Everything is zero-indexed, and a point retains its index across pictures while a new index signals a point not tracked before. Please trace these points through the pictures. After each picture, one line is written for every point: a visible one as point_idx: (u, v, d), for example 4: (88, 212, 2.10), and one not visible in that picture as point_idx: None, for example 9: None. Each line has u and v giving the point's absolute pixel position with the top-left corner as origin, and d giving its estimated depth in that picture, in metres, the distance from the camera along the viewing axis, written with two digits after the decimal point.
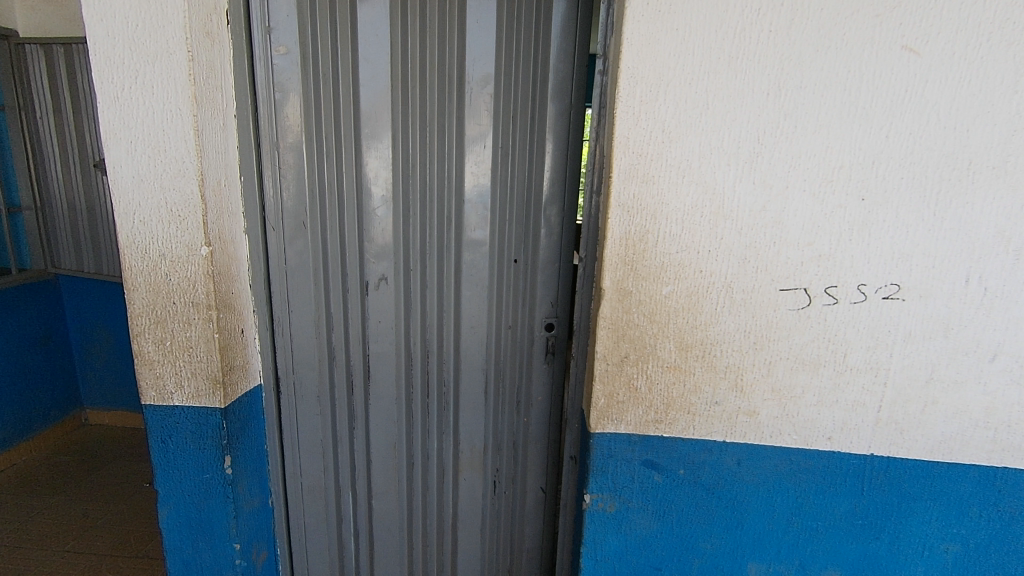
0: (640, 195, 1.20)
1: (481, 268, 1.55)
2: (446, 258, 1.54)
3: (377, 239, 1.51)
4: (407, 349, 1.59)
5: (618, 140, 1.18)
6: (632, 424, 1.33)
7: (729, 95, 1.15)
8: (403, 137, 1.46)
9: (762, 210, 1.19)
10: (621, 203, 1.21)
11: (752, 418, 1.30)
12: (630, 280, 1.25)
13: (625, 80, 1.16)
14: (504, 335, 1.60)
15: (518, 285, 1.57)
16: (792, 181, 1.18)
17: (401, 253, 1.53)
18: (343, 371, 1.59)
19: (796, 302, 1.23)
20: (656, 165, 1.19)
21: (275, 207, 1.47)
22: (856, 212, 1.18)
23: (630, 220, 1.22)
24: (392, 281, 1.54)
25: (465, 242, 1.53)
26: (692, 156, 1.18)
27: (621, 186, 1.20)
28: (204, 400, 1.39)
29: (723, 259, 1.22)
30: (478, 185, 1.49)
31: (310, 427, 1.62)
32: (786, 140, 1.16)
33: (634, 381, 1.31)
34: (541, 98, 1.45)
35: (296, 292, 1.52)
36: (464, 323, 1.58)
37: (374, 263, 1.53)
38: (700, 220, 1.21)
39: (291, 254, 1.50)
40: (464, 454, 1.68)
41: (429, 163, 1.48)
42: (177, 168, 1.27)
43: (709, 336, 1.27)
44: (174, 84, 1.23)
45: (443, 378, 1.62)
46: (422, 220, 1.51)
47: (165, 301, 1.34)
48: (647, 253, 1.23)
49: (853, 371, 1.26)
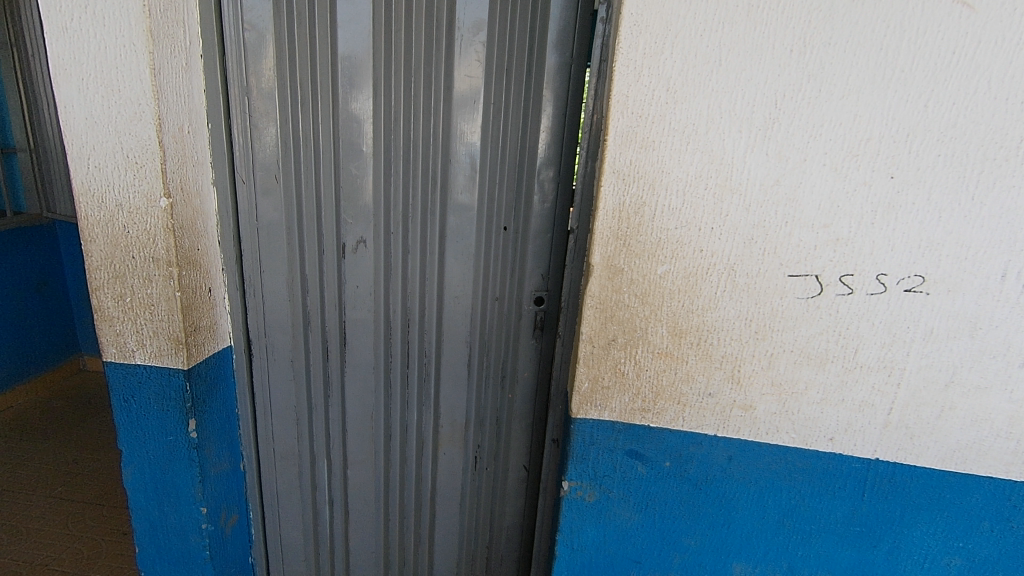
0: (638, 161, 1.07)
1: (467, 234, 1.44)
2: (430, 221, 1.43)
3: (356, 198, 1.40)
4: (387, 318, 1.51)
5: (616, 98, 1.05)
6: (616, 412, 1.24)
7: (747, 50, 1.00)
8: (385, 87, 1.33)
9: (774, 184, 1.06)
10: (615, 169, 1.08)
11: (747, 412, 1.20)
12: (621, 256, 1.13)
13: (627, 27, 1.01)
14: (490, 307, 1.51)
15: (507, 255, 1.47)
16: (812, 152, 1.03)
17: (382, 215, 1.42)
18: (318, 336, 1.50)
19: (806, 290, 1.10)
20: (657, 128, 1.05)
21: (246, 159, 1.37)
22: (883, 191, 1.04)
23: (625, 190, 1.09)
24: (371, 244, 1.44)
25: (451, 206, 1.42)
26: (699, 120, 1.04)
27: (616, 151, 1.07)
28: (166, 360, 1.32)
29: (726, 238, 1.10)
30: (467, 143, 1.37)
31: (282, 393, 1.55)
32: (807, 105, 1.01)
33: (621, 365, 1.20)
34: (539, 48, 1.30)
35: (268, 252, 1.43)
36: (447, 292, 1.49)
37: (351, 224, 1.42)
38: (704, 193, 1.08)
39: (263, 211, 1.40)
40: (444, 428, 1.62)
41: (415, 119, 1.35)
42: (133, 110, 1.16)
43: (705, 322, 1.15)
44: (126, 16, 1.11)
45: (424, 349, 1.54)
46: (405, 180, 1.40)
47: (123, 254, 1.26)
48: (642, 227, 1.11)
49: (864, 368, 1.14)
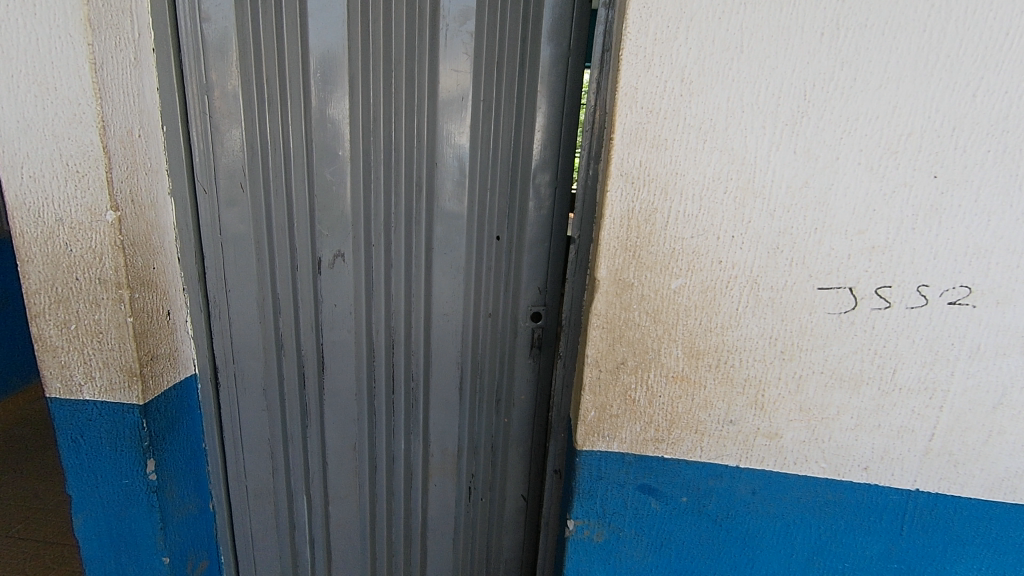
0: (648, 161, 0.95)
1: (456, 246, 1.32)
2: (414, 232, 1.30)
3: (331, 208, 1.26)
4: (369, 339, 1.37)
5: (623, 90, 0.92)
6: (627, 443, 1.11)
7: (772, 34, 0.88)
8: (362, 83, 1.19)
9: (802, 187, 0.94)
10: (623, 171, 0.96)
11: (772, 441, 1.07)
12: (631, 269, 1.01)
13: (636, 10, 0.89)
14: (483, 324, 1.39)
15: (500, 267, 1.36)
16: (845, 150, 0.91)
17: (361, 226, 1.28)
18: (293, 361, 1.36)
19: (838, 304, 0.98)
20: (670, 125, 0.93)
21: (206, 166, 1.22)
22: (925, 193, 0.92)
23: (635, 194, 0.97)
24: (350, 258, 1.30)
25: (438, 215, 1.30)
26: (718, 115, 0.92)
27: (624, 151, 0.95)
28: (118, 394, 1.17)
29: (748, 248, 0.98)
30: (455, 145, 1.25)
31: (254, 424, 1.40)
32: (840, 96, 0.89)
33: (631, 391, 1.08)
34: (532, 42, 1.20)
35: (234, 270, 1.28)
36: (436, 309, 1.37)
37: (327, 238, 1.28)
38: (723, 198, 0.96)
39: (227, 223, 1.25)
40: (434, 458, 1.48)
41: (397, 119, 1.22)
42: (71, 111, 1.02)
43: (726, 342, 1.03)
44: (61, 3, 0.97)
45: (411, 371, 1.42)
46: (387, 187, 1.27)
47: (66, 276, 1.11)
48: (654, 237, 0.98)
49: (903, 391, 1.02)
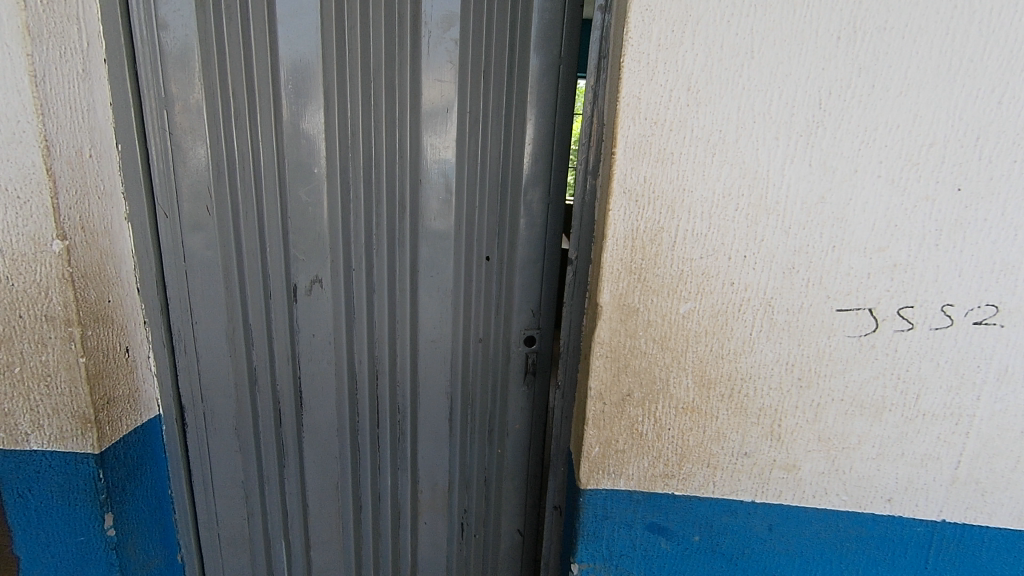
0: (653, 177, 0.87)
1: (443, 268, 1.24)
2: (398, 254, 1.22)
3: (307, 230, 1.16)
4: (351, 369, 1.27)
5: (625, 100, 0.85)
6: (634, 480, 1.03)
7: (785, 38, 0.81)
8: (338, 96, 1.10)
9: (818, 202, 0.87)
10: (626, 188, 0.88)
11: (790, 474, 1.00)
12: (636, 294, 0.93)
13: (638, 13, 0.82)
14: (473, 349, 1.31)
15: (490, 289, 1.28)
16: (864, 162, 0.85)
17: (340, 250, 1.19)
18: (269, 396, 1.26)
19: (858, 327, 0.92)
20: (676, 137, 0.86)
21: (167, 187, 1.11)
22: (948, 207, 0.86)
23: (639, 213, 0.89)
24: (329, 284, 1.20)
25: (423, 235, 1.21)
26: (728, 126, 0.85)
27: (627, 166, 0.87)
28: (69, 444, 1.04)
29: (762, 269, 0.91)
30: (440, 161, 1.17)
31: (226, 465, 1.29)
32: (858, 105, 0.83)
33: (638, 425, 1.00)
34: (521, 50, 1.13)
35: (202, 300, 1.17)
36: (422, 335, 1.28)
37: (303, 262, 1.18)
38: (734, 215, 0.88)
39: (192, 250, 1.14)
40: (424, 493, 1.39)
41: (377, 133, 1.13)
42: (7, 129, 0.89)
43: (739, 370, 0.95)
44: None
45: (397, 403, 1.32)
46: (368, 207, 1.17)
47: (5, 313, 0.97)
48: (660, 258, 0.91)
49: (927, 417, 0.95)
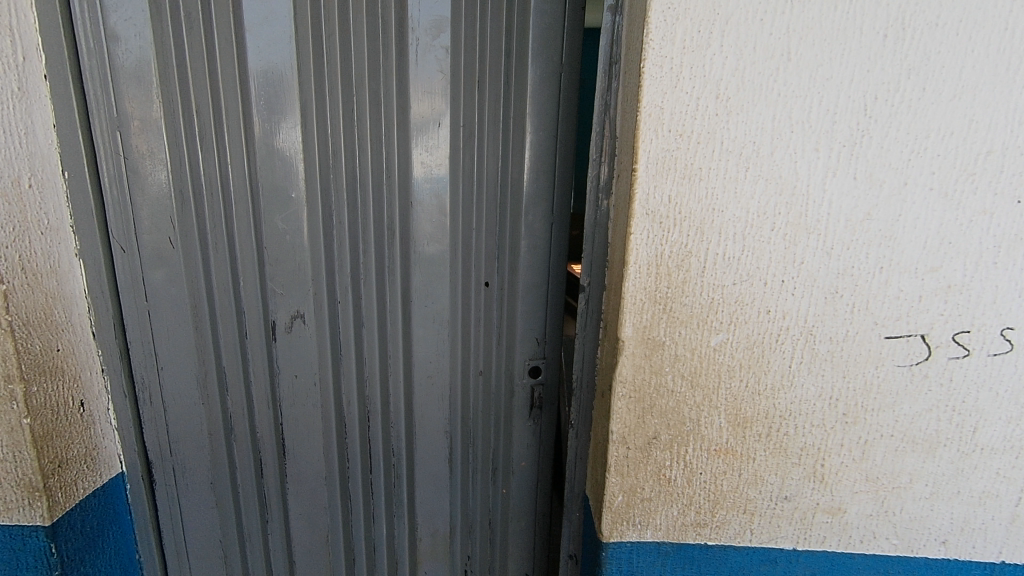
0: (680, 196, 0.77)
1: (439, 297, 1.13)
2: (388, 284, 1.10)
3: (286, 261, 1.04)
4: (339, 412, 1.15)
5: (647, 111, 0.74)
6: (662, 530, 0.92)
7: (826, 37, 0.71)
8: (317, 112, 0.99)
9: (863, 220, 0.77)
10: (649, 209, 0.78)
11: (834, 518, 0.90)
12: (661, 327, 0.83)
13: (659, 12, 0.71)
14: (473, 383, 1.20)
15: (490, 317, 1.17)
16: (914, 173, 0.76)
17: (323, 282, 1.07)
18: (248, 446, 1.13)
19: (909, 355, 0.82)
20: (705, 151, 0.76)
21: (123, 219, 0.98)
22: (1008, 221, 0.76)
23: (664, 237, 0.79)
24: (312, 319, 1.08)
25: (415, 262, 1.10)
26: (762, 137, 0.75)
27: (650, 185, 0.77)
28: (15, 516, 0.90)
29: (802, 295, 0.81)
30: (433, 180, 1.06)
31: (202, 523, 1.16)
32: (907, 110, 0.74)
33: (666, 470, 0.89)
34: (518, 57, 1.02)
35: (168, 343, 1.04)
36: (418, 371, 1.17)
37: (282, 297, 1.06)
38: (771, 236, 0.79)
39: (155, 287, 1.01)
40: (423, 542, 1.27)
41: (362, 152, 1.02)
42: None
43: (777, 407, 0.86)
44: None
45: (391, 446, 1.20)
46: (353, 234, 1.06)
47: None
48: (688, 286, 0.81)
49: (985, 451, 0.86)
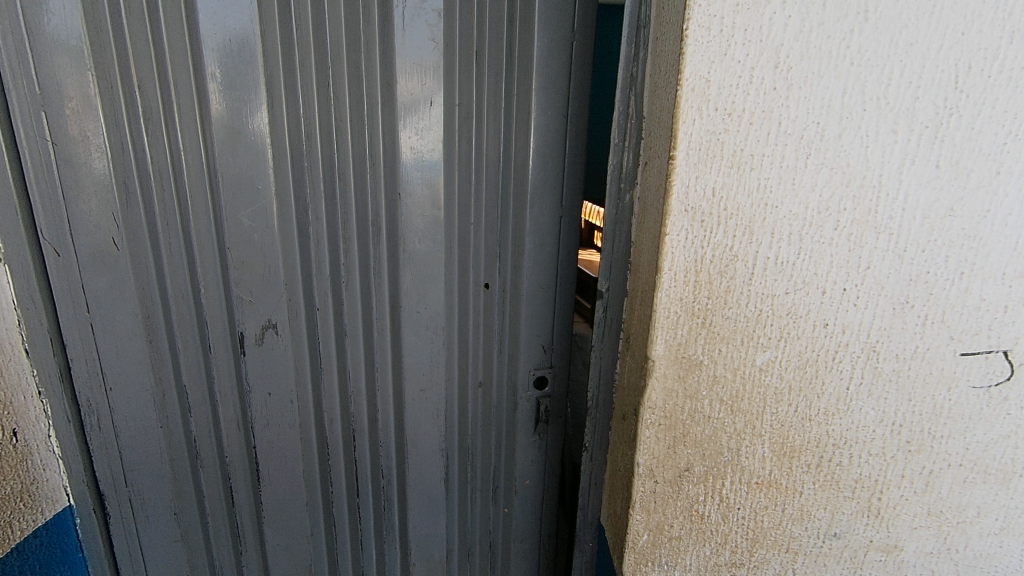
0: (725, 189, 0.64)
1: (433, 301, 1.00)
2: (375, 288, 0.96)
3: (255, 264, 0.89)
4: (321, 432, 1.02)
5: (690, 84, 0.60)
6: (692, 571, 0.81)
7: None
8: (286, 88, 0.83)
9: (945, 217, 0.65)
10: (689, 205, 0.64)
11: (889, 556, 0.79)
12: (698, 344, 0.70)
13: None
14: (471, 397, 1.07)
15: (490, 323, 1.04)
16: (1010, 160, 0.63)
17: (299, 287, 0.93)
18: (217, 472, 0.99)
19: (988, 376, 0.71)
20: (758, 134, 0.62)
21: (54, 217, 0.81)
22: None
23: (705, 238, 0.65)
24: (287, 330, 0.94)
25: (405, 262, 0.96)
26: (828, 116, 0.61)
27: (691, 176, 0.63)
28: None
29: (866, 305, 0.68)
30: (424, 168, 0.92)
31: (166, 558, 1.03)
32: (1006, 84, 0.61)
33: (699, 506, 0.77)
34: (522, 25, 0.89)
35: (118, 360, 0.89)
36: (410, 385, 1.03)
37: (250, 306, 0.91)
38: (833, 237, 0.66)
39: (98, 296, 0.86)
40: (417, 569, 1.15)
41: (340, 136, 0.87)
42: None
43: (830, 434, 0.74)
44: None
45: (380, 467, 1.07)
46: (332, 231, 0.91)
47: None
48: (731, 296, 0.68)
49: None
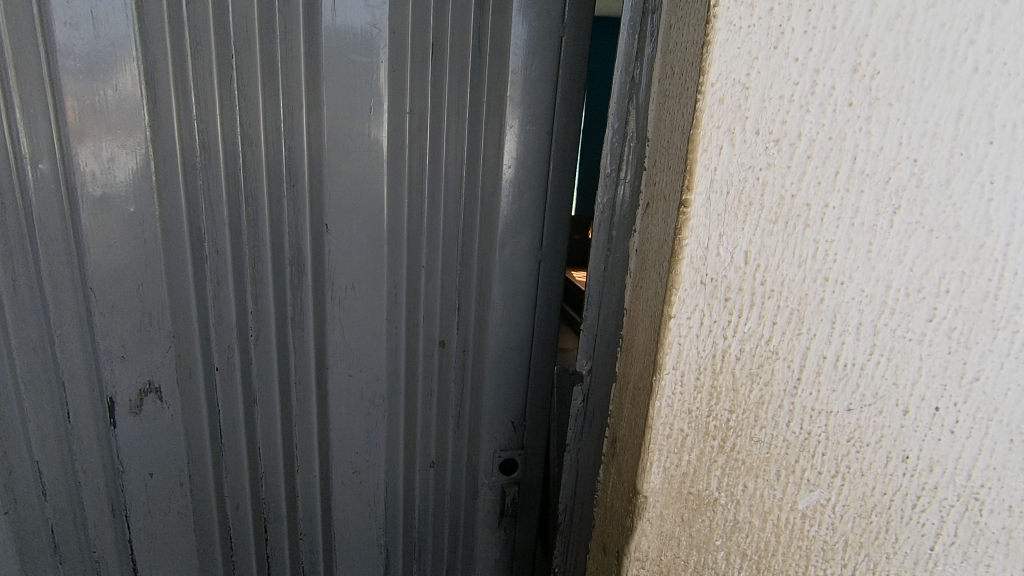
0: (763, 255, 0.42)
1: (371, 363, 0.78)
2: (295, 344, 0.75)
3: (131, 310, 0.68)
4: (223, 520, 0.80)
5: (717, 94, 0.39)
6: None
7: None
8: (173, 82, 0.63)
9: None
10: (707, 276, 0.42)
11: None
12: (713, 474, 0.48)
13: None
14: (419, 480, 0.85)
15: (446, 392, 0.82)
16: None
17: (193, 340, 0.72)
18: (85, 568, 0.77)
19: None
20: (819, 174, 0.40)
21: None
22: None
23: (729, 326, 0.44)
24: (176, 393, 0.73)
25: (335, 313, 0.74)
26: (932, 150, 0.40)
27: (711, 233, 0.41)
28: None
29: (972, 437, 0.45)
30: (361, 194, 0.71)
31: None
32: None
33: None
34: (496, 12, 0.68)
35: None
36: (340, 465, 0.81)
37: (124, 363, 0.70)
38: (927, 332, 0.43)
39: None
40: None
41: (249, 147, 0.66)
42: None
43: None
44: None
45: (301, 565, 0.85)
46: (238, 271, 0.70)
47: None
48: (764, 410, 0.46)
49: None
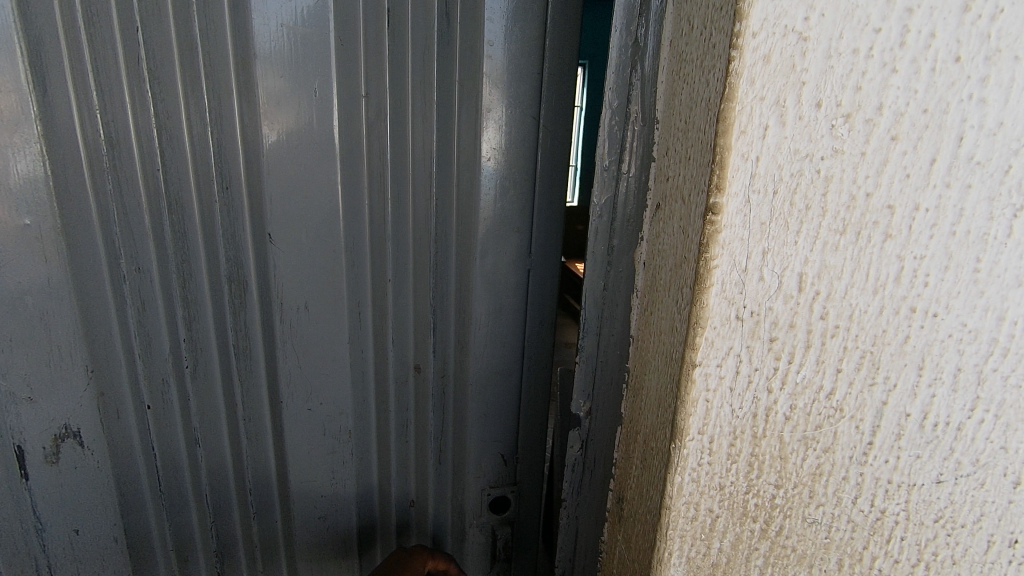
0: (823, 279, 0.30)
1: (333, 394, 0.66)
2: (243, 376, 0.64)
3: (38, 344, 0.57)
4: None
5: (760, 51, 0.26)
6: None
7: None
8: (67, 64, 0.51)
9: None
10: (745, 310, 0.30)
11: None
12: (752, 564, 0.36)
13: None
14: (397, 524, 0.74)
15: (423, 423, 0.70)
16: None
17: (118, 376, 0.60)
18: None
19: None
20: (909, 163, 0.28)
21: None
22: None
23: (775, 375, 0.32)
24: (101, 438, 0.62)
25: (287, 339, 0.63)
26: None
27: (751, 251, 0.29)
28: None
29: None
30: (312, 197, 0.59)
31: None
32: None
33: None
34: None
35: None
36: (303, 510, 0.70)
37: (33, 407, 0.59)
38: None
39: None
40: None
41: (169, 144, 0.54)
42: None
43: None
44: None
45: None
46: (167, 293, 0.59)
47: None
48: (821, 484, 0.34)
49: None
